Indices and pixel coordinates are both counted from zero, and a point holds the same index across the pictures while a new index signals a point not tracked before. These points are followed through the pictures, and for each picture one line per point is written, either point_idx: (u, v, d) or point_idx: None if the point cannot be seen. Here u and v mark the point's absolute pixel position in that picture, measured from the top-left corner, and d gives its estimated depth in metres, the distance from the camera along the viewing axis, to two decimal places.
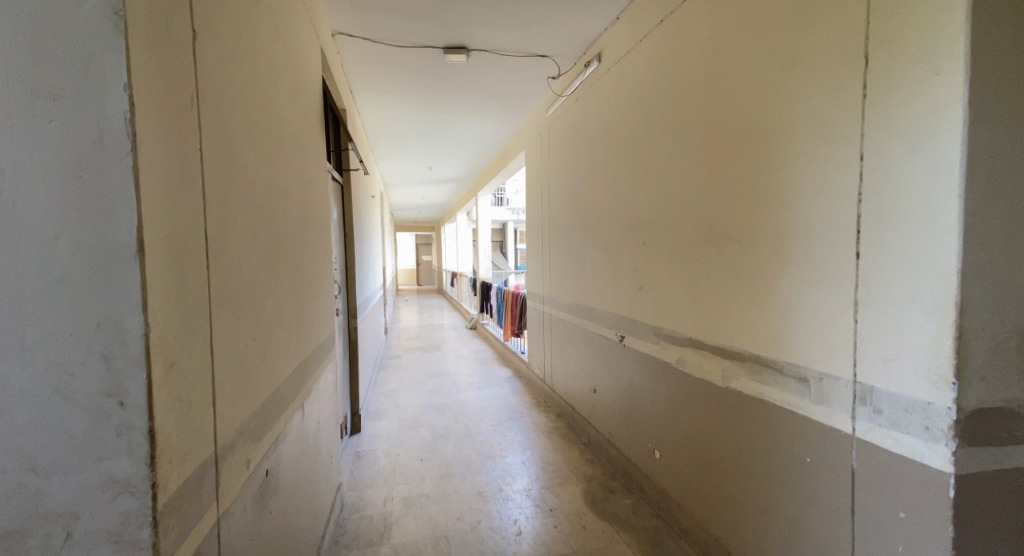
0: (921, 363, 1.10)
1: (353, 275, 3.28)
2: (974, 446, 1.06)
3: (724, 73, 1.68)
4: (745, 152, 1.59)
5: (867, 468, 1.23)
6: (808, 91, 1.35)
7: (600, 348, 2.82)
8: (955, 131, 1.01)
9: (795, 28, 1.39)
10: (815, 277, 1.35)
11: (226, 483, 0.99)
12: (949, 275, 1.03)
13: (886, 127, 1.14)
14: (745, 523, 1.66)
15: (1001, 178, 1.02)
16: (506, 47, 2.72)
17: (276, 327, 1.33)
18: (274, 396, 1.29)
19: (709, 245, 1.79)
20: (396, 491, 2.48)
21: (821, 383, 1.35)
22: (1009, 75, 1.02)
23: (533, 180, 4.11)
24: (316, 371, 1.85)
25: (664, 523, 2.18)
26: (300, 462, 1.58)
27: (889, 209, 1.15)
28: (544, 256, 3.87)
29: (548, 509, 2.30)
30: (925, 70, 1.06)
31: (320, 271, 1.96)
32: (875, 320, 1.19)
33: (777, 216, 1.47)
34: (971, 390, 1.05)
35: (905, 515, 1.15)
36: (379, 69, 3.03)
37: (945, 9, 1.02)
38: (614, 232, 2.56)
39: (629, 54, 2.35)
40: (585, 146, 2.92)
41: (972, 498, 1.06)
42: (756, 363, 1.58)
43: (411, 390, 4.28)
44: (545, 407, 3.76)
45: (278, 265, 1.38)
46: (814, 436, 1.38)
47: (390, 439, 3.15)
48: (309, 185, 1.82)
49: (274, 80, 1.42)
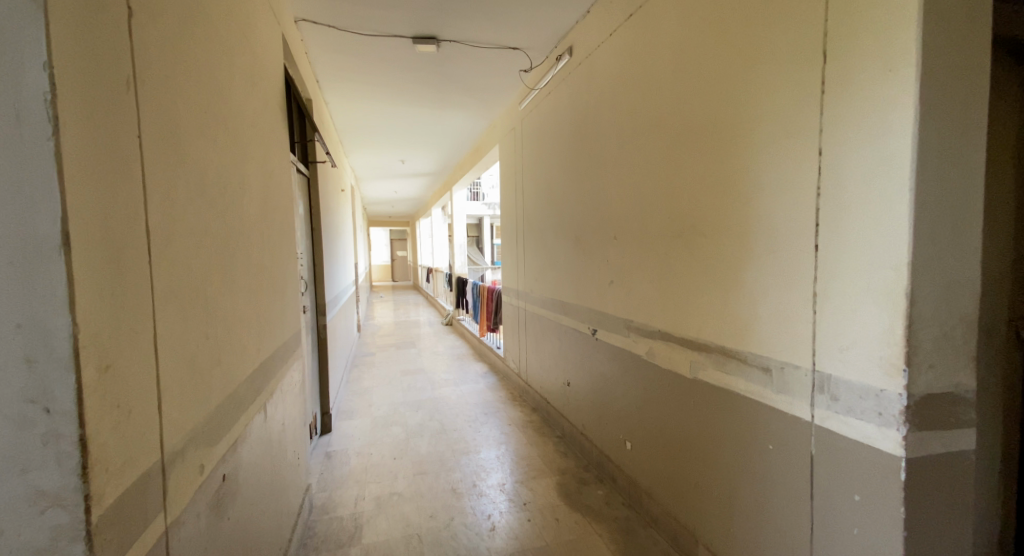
0: (875, 351, 1.14)
1: (321, 271, 3.19)
2: (923, 430, 1.10)
3: (692, 67, 1.69)
4: (711, 146, 1.61)
5: (825, 454, 1.27)
6: (772, 85, 1.37)
7: (573, 342, 2.83)
8: (907, 127, 1.04)
9: (759, 24, 1.41)
10: (777, 269, 1.38)
11: (175, 491, 0.94)
12: (900, 266, 1.07)
13: (843, 123, 1.17)
14: (713, 511, 1.70)
15: (949, 173, 1.06)
16: (477, 38, 2.68)
17: (232, 326, 1.26)
18: (231, 398, 1.24)
19: (678, 238, 1.81)
20: (368, 491, 2.43)
21: (783, 372, 1.39)
22: (957, 73, 1.05)
23: (506, 174, 4.09)
24: (280, 370, 1.78)
25: (635, 512, 2.21)
26: (263, 466, 1.52)
27: (846, 202, 1.18)
28: (518, 250, 3.85)
29: (522, 503, 2.30)
30: (879, 67, 1.09)
31: (283, 267, 1.89)
32: (832, 310, 1.23)
33: (742, 210, 1.49)
34: (920, 376, 1.09)
35: (860, 498, 1.19)
36: (346, 59, 2.94)
37: (899, 7, 1.04)
38: (586, 226, 2.56)
39: (599, 48, 2.34)
40: (557, 140, 2.91)
41: (921, 480, 1.11)
42: (722, 354, 1.61)
43: (383, 387, 4.21)
44: (519, 402, 3.76)
45: (235, 261, 1.31)
46: (777, 424, 1.42)
47: (361, 439, 3.09)
48: (269, 176, 1.74)
49: (228, 65, 1.34)
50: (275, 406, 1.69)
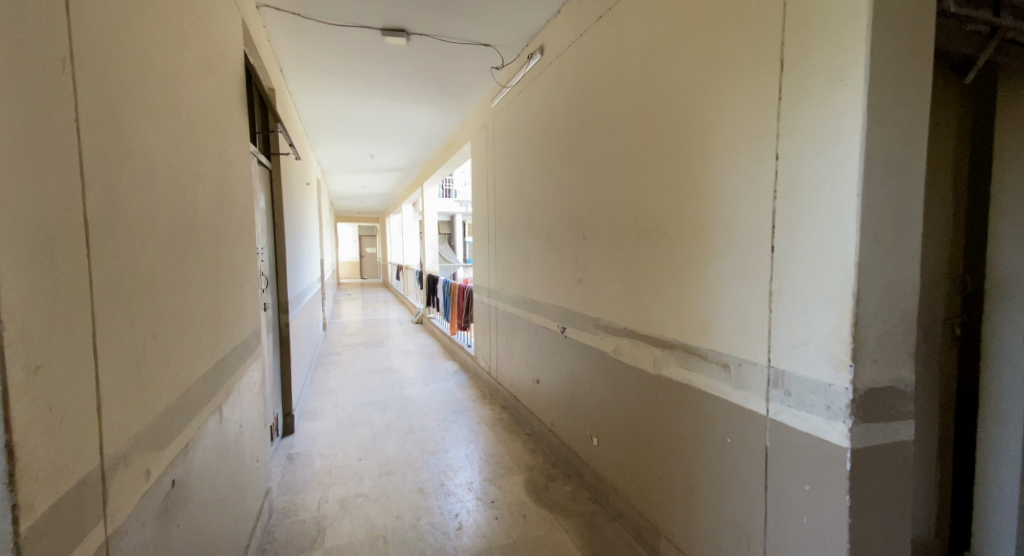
0: (824, 347, 1.19)
1: (283, 268, 3.08)
2: (867, 422, 1.16)
3: (658, 71, 1.72)
4: (676, 149, 1.65)
5: (778, 446, 1.33)
6: (733, 90, 1.41)
7: (543, 340, 2.85)
8: (856, 134, 1.09)
9: (721, 31, 1.45)
10: (737, 269, 1.43)
11: (117, 499, 0.89)
12: (848, 267, 1.12)
13: (798, 129, 1.22)
14: (675, 504, 1.74)
15: (894, 179, 1.12)
16: (447, 33, 2.65)
17: (184, 325, 1.21)
18: (182, 399, 1.18)
19: (644, 238, 1.84)
20: (331, 493, 2.38)
21: (740, 368, 1.44)
22: (902, 84, 1.11)
23: (477, 171, 4.07)
24: (238, 370, 1.71)
25: (601, 507, 2.24)
26: (218, 470, 1.46)
27: (800, 206, 1.23)
28: (489, 248, 3.84)
29: (490, 501, 2.29)
30: (831, 76, 1.14)
31: (241, 263, 1.81)
32: (786, 308, 1.28)
33: (704, 211, 1.54)
34: (865, 371, 1.15)
35: (810, 488, 1.25)
36: (310, 48, 2.85)
37: (850, 21, 1.09)
38: (556, 225, 2.58)
39: (569, 49, 2.36)
40: (528, 138, 2.92)
41: (866, 469, 1.17)
42: (684, 350, 1.66)
43: (349, 387, 4.13)
44: (489, 400, 3.76)
45: (187, 257, 1.25)
46: (735, 418, 1.46)
47: (326, 440, 3.02)
48: (227, 168, 1.66)
49: (180, 51, 1.27)
50: (232, 407, 1.62)
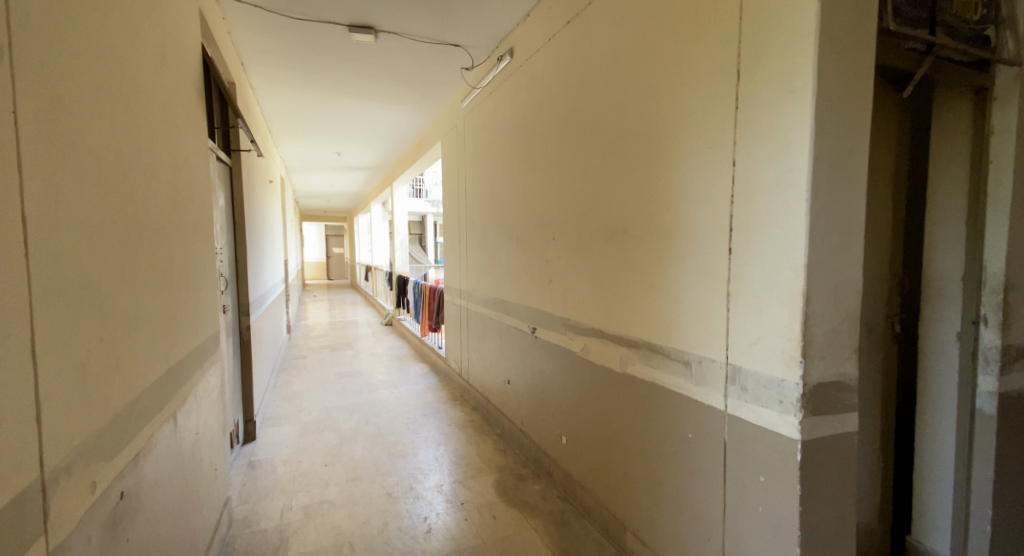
0: (777, 345, 1.25)
1: (244, 269, 2.98)
2: (816, 415, 1.22)
3: (624, 77, 1.77)
4: (642, 153, 1.69)
5: (736, 440, 1.38)
6: (694, 97, 1.46)
7: (513, 341, 2.86)
8: (805, 141, 1.15)
9: (682, 41, 1.50)
10: (698, 270, 1.48)
11: (59, 515, 0.84)
12: (799, 267, 1.18)
13: (753, 137, 1.28)
14: (640, 499, 1.79)
15: (840, 184, 1.19)
16: (416, 32, 2.63)
17: (135, 328, 1.15)
18: (132, 407, 1.12)
19: (612, 240, 1.88)
20: (295, 500, 2.31)
21: (701, 365, 1.49)
22: (847, 96, 1.17)
23: (448, 171, 4.05)
24: (194, 375, 1.64)
25: (569, 504, 2.27)
26: (172, 479, 1.39)
27: (755, 210, 1.28)
28: (460, 248, 3.83)
29: (459, 503, 2.28)
30: (782, 86, 1.20)
31: (199, 264, 1.74)
32: (743, 307, 1.33)
33: (668, 213, 1.58)
34: (814, 366, 1.21)
35: (764, 479, 1.30)
36: (273, 43, 2.76)
37: (799, 36, 1.15)
38: (526, 226, 2.60)
39: (538, 53, 2.38)
40: (497, 139, 2.93)
41: (815, 460, 1.23)
42: (649, 349, 1.70)
43: (315, 391, 4.02)
44: (460, 402, 3.74)
45: (139, 258, 1.19)
46: (696, 414, 1.51)
47: (290, 446, 2.93)
48: (183, 165, 1.60)
49: (131, 40, 1.21)
50: (188, 414, 1.55)
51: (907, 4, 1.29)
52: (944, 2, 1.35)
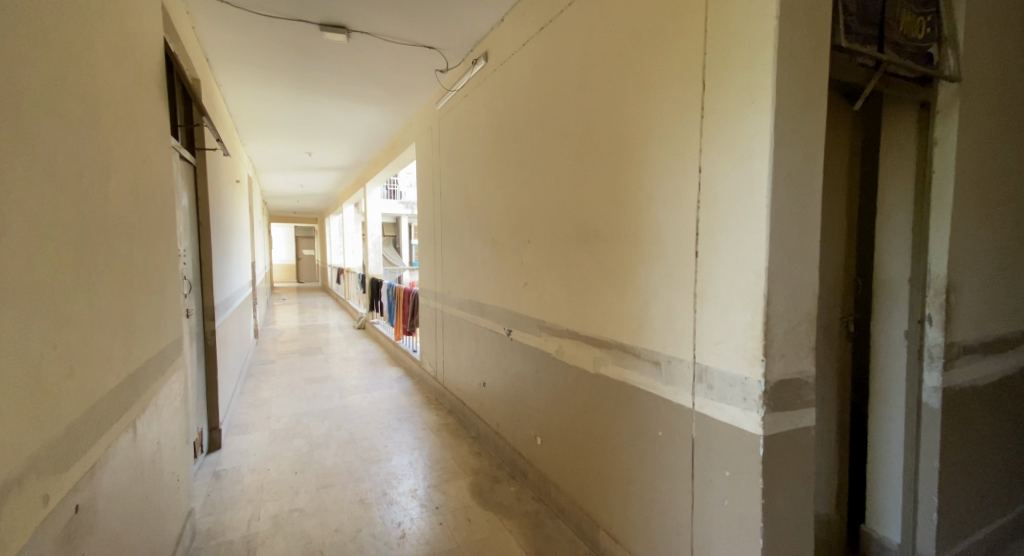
0: (741, 344, 1.30)
1: (209, 271, 2.88)
2: (776, 411, 1.28)
3: (596, 83, 1.80)
4: (613, 158, 1.73)
5: (703, 436, 1.43)
6: (662, 105, 1.51)
7: (488, 343, 2.87)
8: (765, 150, 1.20)
9: (651, 51, 1.54)
10: (666, 273, 1.52)
11: (9, 530, 0.80)
12: (760, 270, 1.23)
13: (716, 145, 1.33)
14: (613, 497, 1.82)
15: (798, 191, 1.25)
16: (389, 33, 2.61)
17: (91, 333, 1.11)
18: (88, 416, 1.08)
19: (585, 243, 1.91)
20: (263, 509, 2.25)
21: (670, 364, 1.53)
22: (804, 107, 1.23)
23: (422, 173, 4.03)
24: (155, 382, 1.58)
25: (544, 505, 2.29)
26: (132, 489, 1.34)
27: (720, 215, 1.33)
28: (435, 251, 3.81)
29: (434, 507, 2.27)
30: (744, 96, 1.25)
31: (160, 266, 1.68)
32: (709, 308, 1.38)
33: (638, 217, 1.62)
34: (774, 364, 1.27)
35: (729, 474, 1.35)
36: (241, 39, 2.70)
37: (760, 50, 1.21)
38: (501, 228, 2.61)
39: (512, 57, 2.40)
40: (472, 142, 2.94)
41: (776, 454, 1.29)
42: (620, 349, 1.74)
43: (284, 397, 3.92)
44: (435, 405, 3.72)
45: (96, 260, 1.15)
46: (666, 413, 1.55)
47: (257, 454, 2.85)
48: (143, 164, 1.54)
49: (89, 34, 1.17)
50: (148, 422, 1.50)
51: (858, 22, 1.37)
52: (890, 21, 1.43)
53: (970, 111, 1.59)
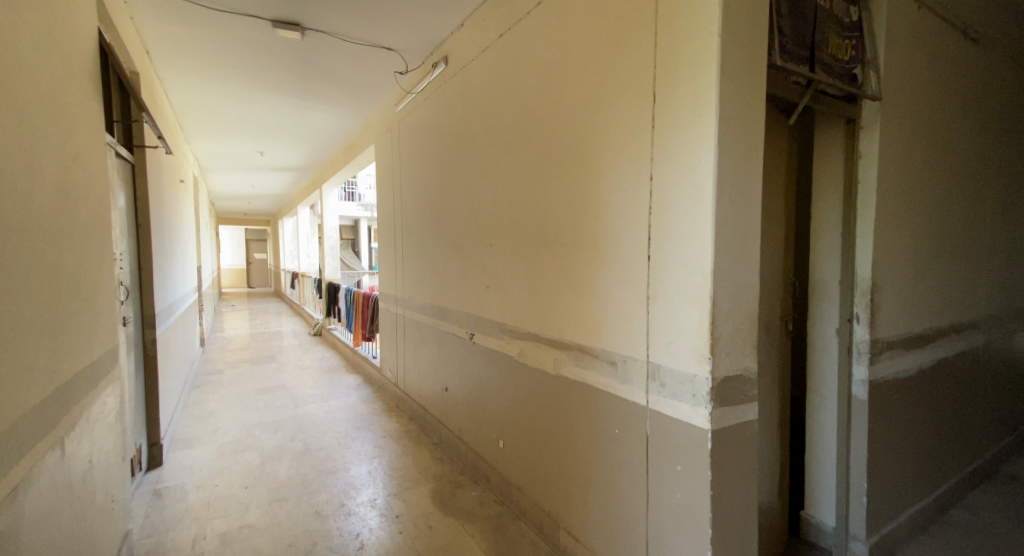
0: (689, 342, 1.36)
1: (150, 277, 2.71)
2: (722, 406, 1.35)
3: (554, 92, 1.85)
4: (571, 165, 1.77)
5: (656, 433, 1.48)
6: (617, 114, 1.56)
7: (450, 347, 2.85)
8: (710, 160, 1.28)
9: (606, 62, 1.60)
10: (622, 276, 1.58)
11: None
12: (707, 273, 1.30)
13: (666, 155, 1.39)
14: (573, 496, 1.85)
15: (740, 199, 1.33)
16: (345, 32, 2.56)
17: (13, 344, 1.03)
18: (9, 433, 1.00)
19: (545, 246, 1.94)
20: (209, 528, 2.13)
21: (626, 364, 1.58)
22: (745, 120, 1.31)
23: (381, 175, 3.96)
24: (87, 397, 1.47)
25: (506, 508, 2.30)
26: (60, 512, 1.24)
27: (670, 221, 1.40)
28: (395, 255, 3.75)
29: (394, 516, 2.23)
30: (691, 109, 1.31)
31: (92, 272, 1.57)
32: (661, 309, 1.44)
33: (595, 222, 1.67)
34: (720, 362, 1.33)
35: (681, 468, 1.41)
36: (185, 33, 2.57)
37: (704, 66, 1.27)
38: (462, 232, 2.60)
39: (472, 63, 2.42)
40: (432, 145, 2.93)
41: (723, 448, 1.35)
42: (579, 351, 1.78)
43: (232, 409, 3.73)
44: (395, 412, 3.65)
45: (18, 264, 1.07)
46: (622, 410, 1.60)
47: (203, 470, 2.70)
48: (74, 162, 1.44)
49: (10, 22, 1.09)
50: (79, 439, 1.39)
51: (792, 43, 1.48)
52: (820, 44, 1.56)
53: (889, 127, 1.75)
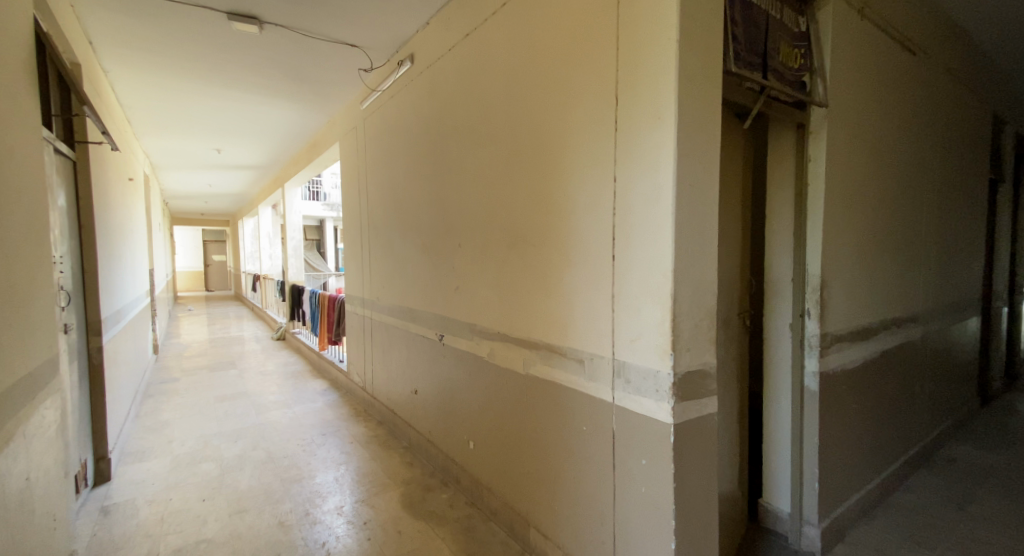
0: (653, 339, 1.39)
1: (95, 281, 2.55)
2: (684, 400, 1.38)
3: (520, 93, 1.85)
4: (538, 166, 1.79)
5: (622, 428, 1.51)
6: (581, 117, 1.58)
7: (419, 349, 2.82)
8: (670, 162, 1.31)
9: (570, 65, 1.62)
10: (588, 276, 1.60)
11: None
12: (668, 271, 1.34)
13: (628, 157, 1.43)
14: (543, 495, 1.86)
15: (698, 200, 1.37)
16: (306, 27, 2.49)
17: None
18: None
19: (513, 246, 1.94)
20: (163, 544, 2.03)
21: (593, 362, 1.60)
22: (702, 124, 1.36)
23: (347, 175, 3.87)
24: (23, 410, 1.37)
25: (476, 509, 2.29)
26: None
27: (633, 221, 1.43)
28: (362, 255, 3.67)
29: (362, 523, 2.18)
30: (651, 112, 1.35)
31: (27, 276, 1.46)
32: (625, 307, 1.47)
33: (562, 222, 1.69)
34: (682, 357, 1.37)
35: (646, 462, 1.44)
36: (131, 23, 2.43)
37: (664, 71, 1.31)
38: (431, 233, 2.58)
39: (439, 62, 2.40)
40: (399, 145, 2.89)
41: (685, 441, 1.39)
42: (547, 350, 1.79)
43: (189, 418, 3.56)
44: (363, 417, 3.57)
45: None
46: (589, 408, 1.63)
47: (157, 483, 2.56)
48: (5, 157, 1.34)
49: None
50: (14, 454, 1.30)
51: (746, 50, 1.54)
52: (772, 52, 1.63)
53: (836, 133, 1.85)
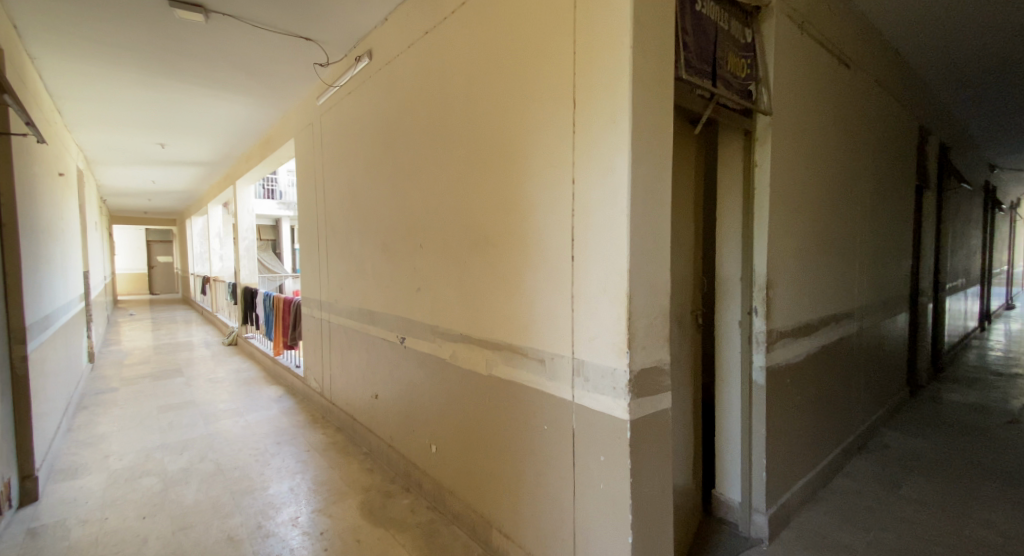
0: (610, 337, 1.43)
1: (17, 284, 2.34)
2: (640, 397, 1.42)
3: (480, 93, 1.85)
4: (498, 166, 1.79)
5: (582, 426, 1.54)
6: (541, 119, 1.60)
7: (379, 353, 2.76)
8: (625, 165, 1.35)
9: (530, 66, 1.63)
10: (548, 276, 1.61)
11: None
12: (623, 271, 1.37)
13: (586, 159, 1.45)
14: (505, 496, 1.86)
15: (652, 202, 1.41)
16: (257, 19, 2.40)
17: None
18: None
19: (474, 247, 1.93)
20: None
21: (553, 361, 1.62)
22: (656, 128, 1.40)
23: (302, 173, 3.75)
24: None
25: (438, 513, 2.27)
26: None
27: (590, 223, 1.45)
28: (319, 256, 3.56)
29: (319, 533, 2.11)
30: (607, 116, 1.38)
31: None
32: (584, 307, 1.49)
33: (523, 223, 1.69)
34: (638, 355, 1.41)
35: (604, 458, 1.47)
36: (60, 7, 2.26)
37: (620, 76, 1.34)
38: (391, 233, 2.53)
39: (397, 60, 2.36)
40: (357, 143, 2.82)
41: (641, 436, 1.43)
42: (509, 350, 1.80)
43: (129, 430, 3.33)
44: (321, 423, 3.46)
45: None
46: (550, 407, 1.64)
47: (91, 502, 2.38)
48: None
49: None
50: None
51: (697, 59, 1.61)
52: (720, 61, 1.71)
53: (779, 139, 1.95)
